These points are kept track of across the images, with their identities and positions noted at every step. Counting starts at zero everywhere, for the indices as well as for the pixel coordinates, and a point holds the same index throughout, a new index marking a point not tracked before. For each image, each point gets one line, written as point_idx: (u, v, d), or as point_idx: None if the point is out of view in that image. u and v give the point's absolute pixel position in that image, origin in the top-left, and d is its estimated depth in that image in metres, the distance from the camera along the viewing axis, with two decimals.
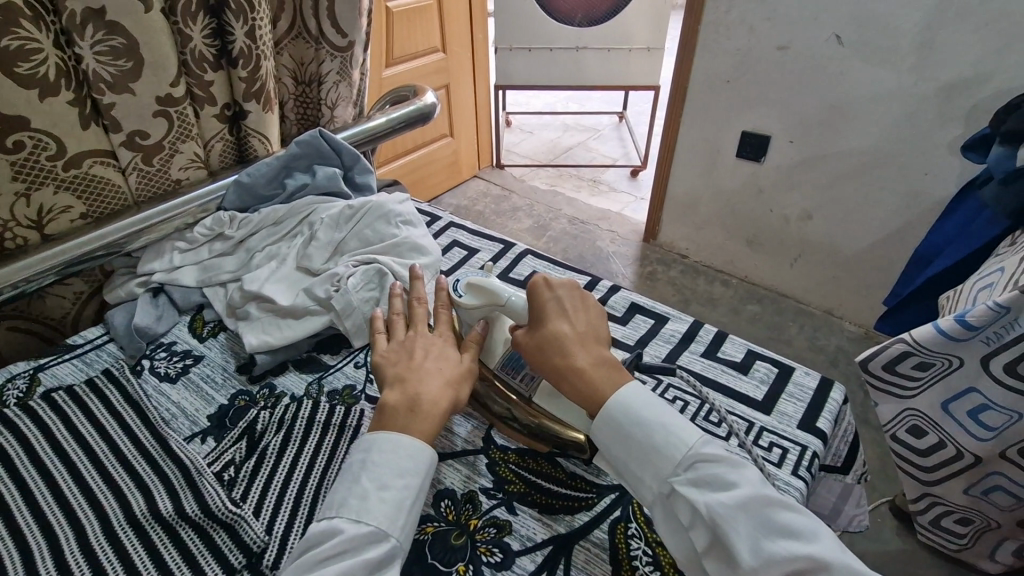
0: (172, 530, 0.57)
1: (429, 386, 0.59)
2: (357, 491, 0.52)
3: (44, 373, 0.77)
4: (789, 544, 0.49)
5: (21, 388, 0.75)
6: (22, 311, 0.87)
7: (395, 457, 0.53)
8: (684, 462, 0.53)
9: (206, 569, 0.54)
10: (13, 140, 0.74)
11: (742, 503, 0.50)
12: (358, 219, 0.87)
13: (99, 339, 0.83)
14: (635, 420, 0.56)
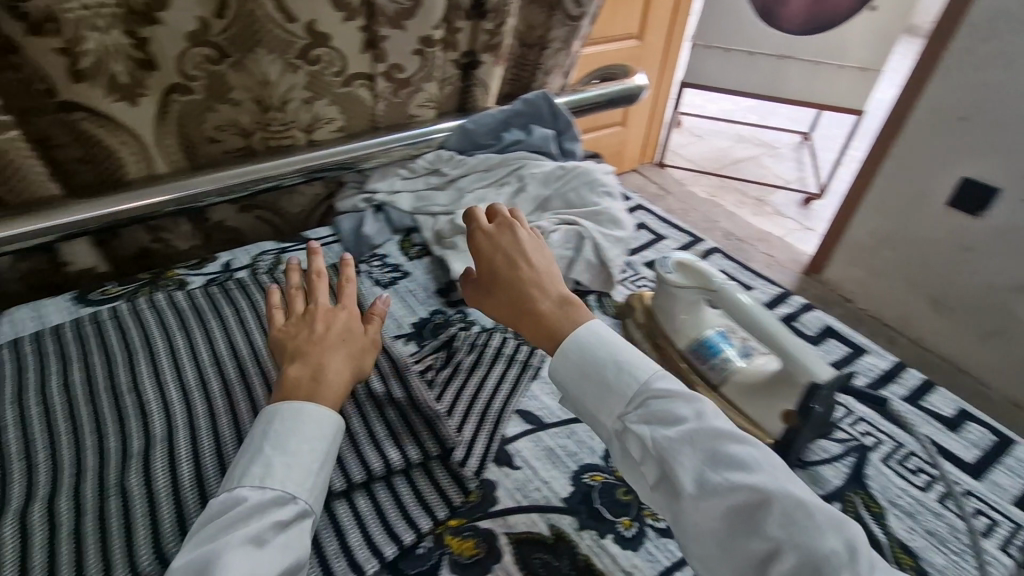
0: (381, 407, 0.66)
1: (337, 363, 0.59)
2: (259, 460, 0.50)
3: (286, 256, 0.91)
4: (745, 480, 0.44)
5: (268, 262, 0.90)
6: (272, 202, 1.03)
7: (584, 359, 0.55)
8: (635, 397, 0.51)
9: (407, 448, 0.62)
10: (315, 53, 0.87)
11: (688, 434, 0.47)
12: (565, 180, 0.94)
13: (328, 238, 0.96)
14: (590, 356, 0.54)
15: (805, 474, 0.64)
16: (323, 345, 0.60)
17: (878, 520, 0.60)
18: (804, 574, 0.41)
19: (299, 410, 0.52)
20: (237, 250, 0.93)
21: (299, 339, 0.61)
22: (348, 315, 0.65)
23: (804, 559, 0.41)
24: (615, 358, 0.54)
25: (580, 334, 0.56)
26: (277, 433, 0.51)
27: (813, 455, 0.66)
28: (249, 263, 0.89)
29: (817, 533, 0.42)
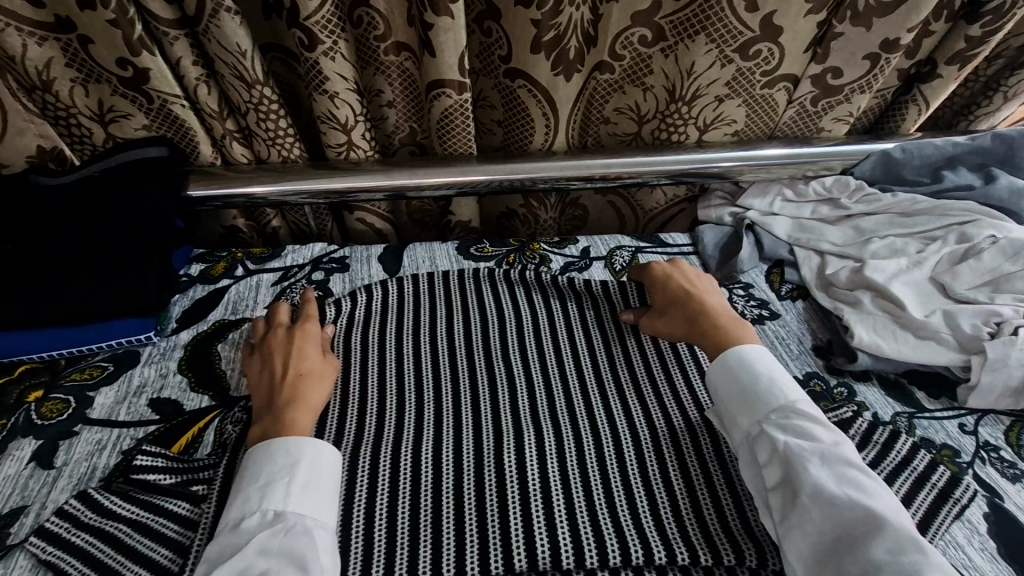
0: (479, 466, 0.55)
1: (317, 394, 0.58)
2: (266, 494, 0.49)
3: (351, 259, 0.83)
4: (849, 492, 0.47)
5: (333, 266, 0.82)
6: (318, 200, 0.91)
7: (270, 460, 0.51)
8: (781, 411, 0.54)
9: (528, 526, 0.51)
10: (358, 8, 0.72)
11: (819, 451, 0.50)
12: (650, 149, 0.84)
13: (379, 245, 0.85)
14: (749, 368, 0.57)
15: (980, 486, 0.55)
16: (308, 387, 0.58)
17: None
18: (845, 486, 0.48)
19: (273, 450, 0.52)
20: (290, 250, 0.84)
21: (267, 379, 0.59)
22: (309, 343, 0.62)
23: (830, 461, 0.50)
24: (772, 371, 0.57)
25: (747, 352, 0.59)
26: (265, 477, 0.50)
27: (982, 464, 0.57)
28: (313, 262, 0.82)
29: (847, 450, 0.50)
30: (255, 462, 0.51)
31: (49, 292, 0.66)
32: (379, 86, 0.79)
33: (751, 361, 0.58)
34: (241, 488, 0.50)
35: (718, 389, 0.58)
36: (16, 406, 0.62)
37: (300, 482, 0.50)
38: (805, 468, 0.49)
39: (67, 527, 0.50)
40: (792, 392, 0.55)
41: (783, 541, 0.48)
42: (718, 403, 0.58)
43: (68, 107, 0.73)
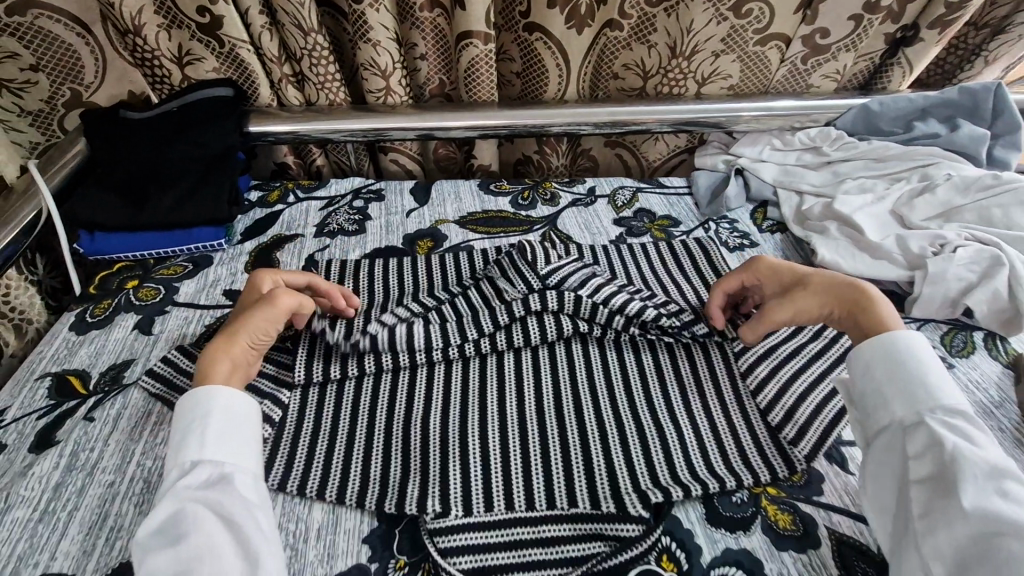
0: (478, 307, 0.68)
1: (223, 359, 0.56)
2: (180, 457, 0.50)
3: (385, 191, 0.96)
4: (1001, 502, 0.44)
5: (371, 195, 0.95)
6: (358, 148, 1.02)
7: (189, 424, 0.52)
8: (943, 411, 0.50)
9: (489, 326, 0.65)
10: None
11: (991, 466, 0.46)
12: (654, 100, 0.94)
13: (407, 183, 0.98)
14: (909, 358, 0.53)
15: None
16: (239, 328, 0.58)
17: (984, 415, 0.62)
18: (996, 495, 0.45)
19: (193, 401, 0.53)
20: (333, 183, 0.98)
21: (221, 333, 0.62)
22: (254, 294, 0.63)
23: (986, 475, 0.46)
24: (933, 369, 0.52)
25: (899, 344, 0.54)
26: (199, 427, 0.52)
27: None
28: (353, 191, 0.95)
29: (1007, 464, 0.47)
30: (190, 414, 0.53)
31: (142, 203, 0.80)
32: (414, 39, 0.91)
33: (897, 343, 0.54)
34: (178, 446, 0.51)
35: (870, 370, 0.54)
36: (118, 290, 0.76)
37: (210, 433, 0.51)
38: (963, 471, 0.46)
39: (170, 370, 0.64)
40: (958, 395, 0.51)
41: (921, 538, 0.45)
42: (871, 386, 0.54)
43: (153, 50, 0.85)
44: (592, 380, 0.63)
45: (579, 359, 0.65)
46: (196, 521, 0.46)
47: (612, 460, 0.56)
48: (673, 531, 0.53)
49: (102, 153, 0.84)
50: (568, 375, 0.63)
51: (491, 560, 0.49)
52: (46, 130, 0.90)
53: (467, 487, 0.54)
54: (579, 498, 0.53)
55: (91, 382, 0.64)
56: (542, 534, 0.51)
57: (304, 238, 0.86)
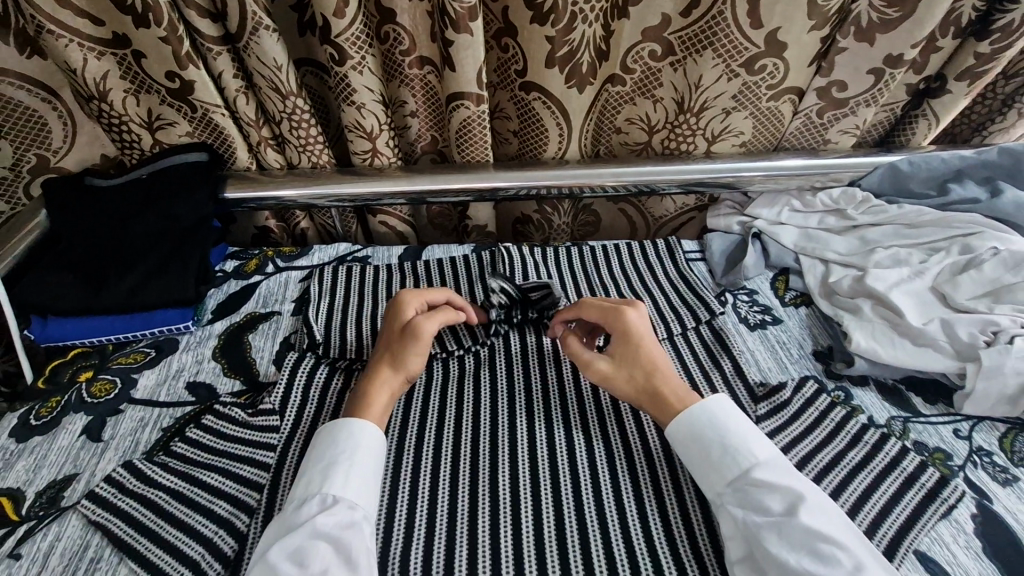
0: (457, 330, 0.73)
1: (430, 325, 0.66)
2: (312, 484, 0.54)
3: (372, 260, 0.88)
4: (813, 566, 0.47)
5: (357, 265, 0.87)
6: (346, 217, 0.95)
7: (324, 452, 0.57)
8: (737, 481, 0.54)
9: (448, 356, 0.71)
10: (385, 29, 0.76)
11: (778, 528, 0.50)
12: (661, 159, 0.87)
13: (397, 251, 0.90)
14: (707, 432, 0.57)
15: (970, 488, 0.57)
16: (400, 359, 0.64)
17: None
18: (806, 553, 0.48)
19: (340, 429, 0.58)
20: (317, 249, 0.91)
21: (371, 358, 0.66)
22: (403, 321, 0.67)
23: (786, 536, 0.49)
24: (730, 438, 0.57)
25: (700, 411, 0.59)
26: (329, 462, 0.55)
27: (974, 467, 0.59)
28: (337, 259, 0.88)
29: (802, 517, 0.50)
30: (315, 452, 0.57)
31: (99, 284, 0.72)
32: (403, 97, 0.84)
33: (701, 416, 0.59)
34: (306, 484, 0.55)
35: (683, 452, 0.58)
36: (70, 384, 0.68)
37: (343, 470, 0.55)
38: (762, 545, 0.50)
39: (113, 492, 0.56)
40: (751, 457, 0.55)
41: None
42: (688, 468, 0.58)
43: (120, 116, 0.79)
44: (577, 467, 0.60)
45: (542, 424, 0.64)
46: (317, 556, 0.49)
47: (565, 538, 0.55)
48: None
49: (60, 226, 0.77)
50: (518, 428, 0.64)
51: None
52: (10, 199, 0.84)
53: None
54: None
55: (24, 507, 0.56)
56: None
57: (281, 316, 0.78)
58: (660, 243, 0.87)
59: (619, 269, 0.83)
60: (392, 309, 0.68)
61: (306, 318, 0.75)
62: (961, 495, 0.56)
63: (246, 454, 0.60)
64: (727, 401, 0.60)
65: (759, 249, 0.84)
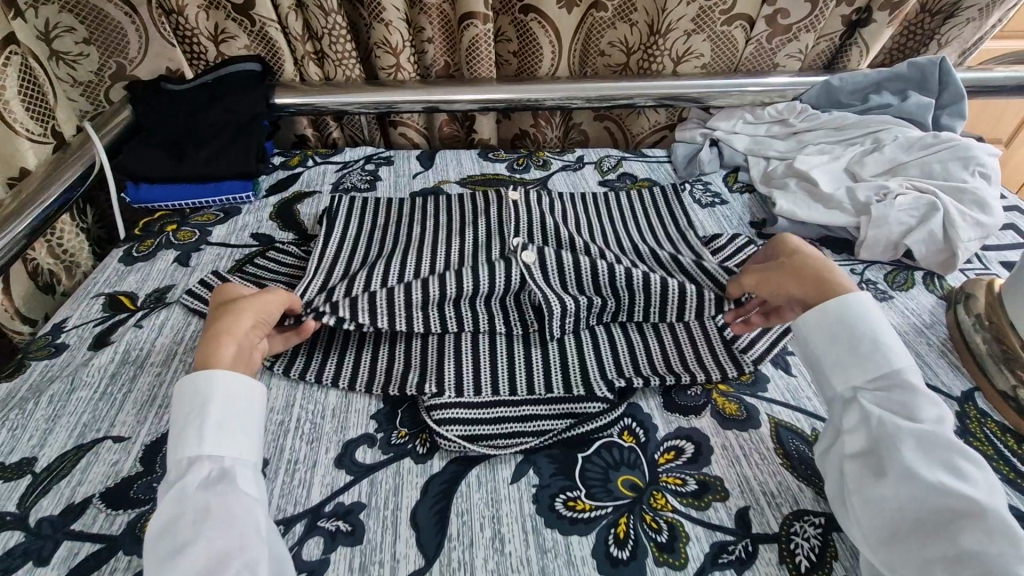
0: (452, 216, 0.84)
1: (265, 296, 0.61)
2: (184, 442, 0.49)
3: (394, 158, 1.06)
4: (949, 482, 0.45)
5: (382, 161, 1.05)
6: (373, 127, 1.13)
7: (186, 402, 0.51)
8: (883, 380, 0.53)
9: (446, 226, 0.82)
10: None
11: (919, 434, 0.48)
12: (636, 78, 1.04)
13: (414, 153, 1.07)
14: (853, 321, 0.55)
15: None
16: (233, 313, 0.57)
17: (917, 334, 0.70)
18: (940, 466, 0.46)
19: (198, 382, 0.52)
20: (347, 150, 1.08)
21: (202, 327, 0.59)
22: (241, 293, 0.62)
23: (927, 445, 0.47)
24: (880, 334, 0.54)
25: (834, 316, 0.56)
26: (204, 415, 0.50)
27: None
28: (364, 156, 1.06)
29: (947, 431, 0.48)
30: (186, 406, 0.51)
31: (182, 159, 0.90)
32: (422, 23, 1.02)
33: (863, 310, 0.55)
34: (180, 437, 0.50)
35: (815, 337, 0.57)
36: (159, 233, 0.86)
37: (212, 422, 0.50)
38: (894, 447, 0.48)
39: (206, 291, 0.74)
40: (901, 360, 0.53)
41: (862, 514, 0.48)
42: (824, 354, 0.56)
43: (193, 29, 0.96)
44: (555, 291, 0.69)
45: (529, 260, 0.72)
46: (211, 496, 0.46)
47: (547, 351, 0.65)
48: (634, 413, 0.61)
49: (147, 117, 0.95)
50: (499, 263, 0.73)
51: (474, 430, 0.58)
52: (94, 101, 1.01)
53: (466, 368, 0.63)
54: (571, 364, 0.63)
55: (138, 300, 0.74)
56: (522, 414, 0.59)
57: (321, 194, 0.96)
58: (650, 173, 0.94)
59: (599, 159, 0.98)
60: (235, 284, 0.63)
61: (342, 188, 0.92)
62: None
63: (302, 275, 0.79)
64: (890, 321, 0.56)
65: (715, 153, 1.02)
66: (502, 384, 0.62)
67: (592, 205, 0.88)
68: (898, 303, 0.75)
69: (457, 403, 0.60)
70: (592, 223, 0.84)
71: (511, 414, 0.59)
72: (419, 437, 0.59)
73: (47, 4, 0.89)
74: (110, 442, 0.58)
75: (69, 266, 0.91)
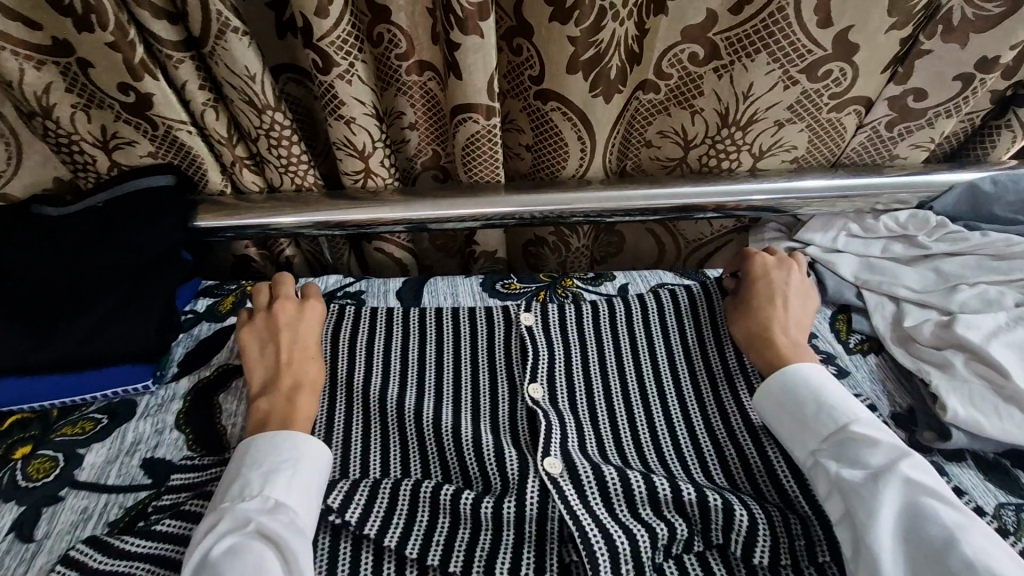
0: (451, 379, 0.61)
1: (308, 333, 0.61)
2: (250, 485, 0.49)
3: (365, 294, 0.77)
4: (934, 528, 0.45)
5: (347, 300, 0.76)
6: (339, 245, 0.84)
7: (270, 447, 0.51)
8: (836, 435, 0.51)
9: (445, 401, 0.59)
10: (377, 32, 0.64)
11: (883, 481, 0.48)
12: (697, 179, 0.75)
13: (391, 284, 0.78)
14: (810, 387, 0.54)
15: None
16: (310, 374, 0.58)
17: None
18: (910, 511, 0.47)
19: (275, 440, 0.52)
20: (301, 281, 0.79)
21: (265, 368, 0.59)
22: (312, 332, 0.61)
23: (902, 497, 0.48)
24: (836, 388, 0.54)
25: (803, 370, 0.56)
26: (269, 466, 0.50)
27: None
28: (323, 294, 0.77)
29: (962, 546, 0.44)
30: (258, 450, 0.52)
31: (46, 334, 0.61)
32: (399, 111, 0.73)
33: (819, 384, 0.55)
34: (240, 482, 0.49)
35: (777, 411, 0.55)
36: (3, 462, 0.57)
37: (289, 473, 0.50)
38: (871, 504, 0.47)
39: None
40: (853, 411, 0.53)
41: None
42: (778, 421, 0.54)
43: (70, 134, 0.67)
44: (588, 515, 0.49)
45: (557, 470, 0.51)
46: (250, 555, 0.45)
47: None
48: None
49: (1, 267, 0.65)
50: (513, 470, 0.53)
51: None
52: None
53: None
54: None
55: None
56: None
57: None
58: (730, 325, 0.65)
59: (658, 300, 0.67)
60: (292, 304, 0.63)
61: None
62: None
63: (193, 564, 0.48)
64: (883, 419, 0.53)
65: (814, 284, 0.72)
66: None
67: (654, 405, 0.59)
68: None
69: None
70: (639, 378, 0.61)
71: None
72: None
73: None
74: None
75: None
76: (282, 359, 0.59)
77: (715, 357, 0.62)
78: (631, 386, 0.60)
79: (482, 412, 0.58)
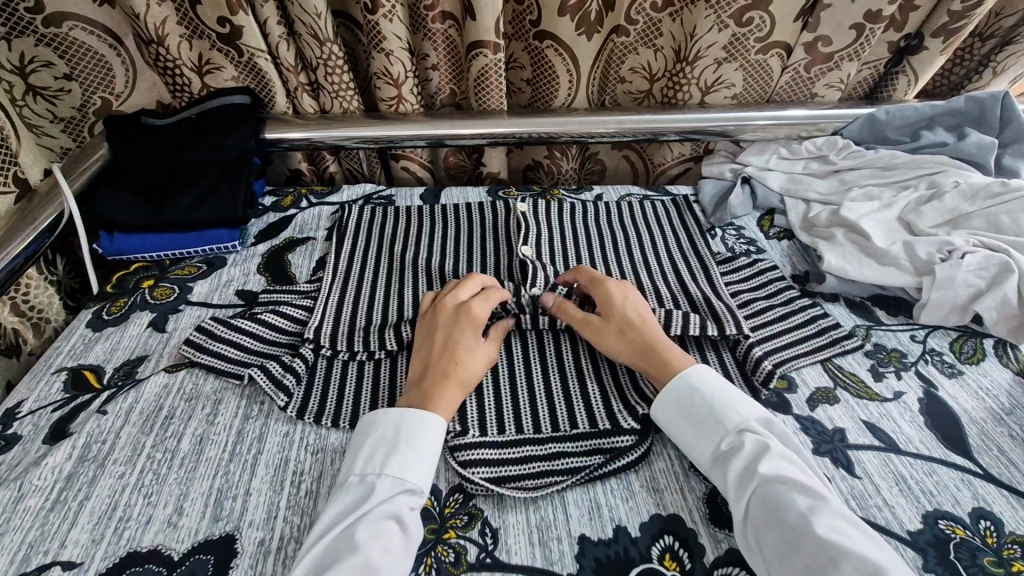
0: (465, 244, 0.83)
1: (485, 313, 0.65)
2: (375, 460, 0.53)
3: (396, 196, 0.97)
4: (788, 519, 0.47)
5: (382, 199, 0.96)
6: (374, 163, 1.04)
7: (394, 424, 0.55)
8: (720, 439, 0.55)
9: (460, 255, 0.81)
10: None
11: (751, 479, 0.51)
12: (658, 108, 0.95)
13: (417, 191, 0.99)
14: (697, 393, 0.57)
15: (920, 379, 0.66)
16: (465, 363, 0.61)
17: (996, 422, 0.61)
18: (775, 505, 0.48)
19: (415, 415, 0.56)
20: (345, 188, 1.00)
21: (427, 352, 0.62)
22: (472, 329, 0.63)
23: (768, 492, 0.49)
24: (726, 395, 0.57)
25: (683, 387, 0.58)
26: (394, 443, 0.54)
27: (925, 363, 0.67)
28: (363, 195, 0.97)
29: (824, 536, 0.45)
30: (381, 428, 0.55)
31: (162, 204, 0.81)
32: (425, 50, 0.93)
33: (694, 386, 0.58)
34: (369, 451, 0.54)
35: (672, 412, 0.58)
36: (134, 290, 0.78)
37: (410, 453, 0.53)
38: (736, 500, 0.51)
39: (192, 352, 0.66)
40: (748, 411, 0.56)
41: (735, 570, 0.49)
42: (675, 431, 0.57)
43: (175, 59, 0.88)
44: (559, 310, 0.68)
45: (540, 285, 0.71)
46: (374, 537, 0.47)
47: (550, 381, 0.64)
48: (651, 483, 0.57)
49: (121, 156, 0.85)
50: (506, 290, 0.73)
51: (501, 471, 0.56)
52: (76, 136, 0.93)
53: (488, 405, 0.61)
54: (591, 394, 0.62)
55: (105, 377, 0.66)
56: (548, 451, 0.57)
57: (315, 241, 0.87)
58: (670, 214, 0.88)
59: (622, 206, 0.90)
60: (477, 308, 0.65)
61: (339, 228, 0.84)
62: (907, 383, 0.65)
63: (283, 338, 0.69)
64: (768, 415, 0.56)
65: (747, 192, 0.92)
66: (525, 421, 0.60)
67: (612, 266, 0.79)
68: (972, 382, 0.65)
69: (482, 443, 0.57)
70: (604, 245, 0.82)
71: (537, 452, 0.57)
72: (424, 563, 0.51)
73: (21, 37, 0.81)
74: (58, 571, 0.49)
75: (37, 323, 0.83)
76: (441, 351, 0.62)
77: (653, 242, 0.83)
78: (596, 245, 0.82)
79: (487, 270, 0.78)
